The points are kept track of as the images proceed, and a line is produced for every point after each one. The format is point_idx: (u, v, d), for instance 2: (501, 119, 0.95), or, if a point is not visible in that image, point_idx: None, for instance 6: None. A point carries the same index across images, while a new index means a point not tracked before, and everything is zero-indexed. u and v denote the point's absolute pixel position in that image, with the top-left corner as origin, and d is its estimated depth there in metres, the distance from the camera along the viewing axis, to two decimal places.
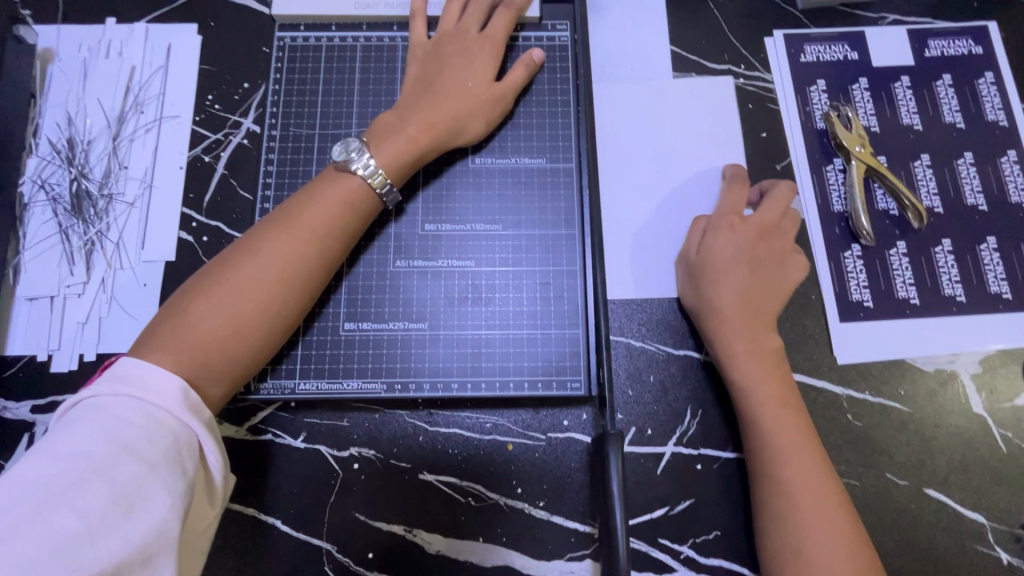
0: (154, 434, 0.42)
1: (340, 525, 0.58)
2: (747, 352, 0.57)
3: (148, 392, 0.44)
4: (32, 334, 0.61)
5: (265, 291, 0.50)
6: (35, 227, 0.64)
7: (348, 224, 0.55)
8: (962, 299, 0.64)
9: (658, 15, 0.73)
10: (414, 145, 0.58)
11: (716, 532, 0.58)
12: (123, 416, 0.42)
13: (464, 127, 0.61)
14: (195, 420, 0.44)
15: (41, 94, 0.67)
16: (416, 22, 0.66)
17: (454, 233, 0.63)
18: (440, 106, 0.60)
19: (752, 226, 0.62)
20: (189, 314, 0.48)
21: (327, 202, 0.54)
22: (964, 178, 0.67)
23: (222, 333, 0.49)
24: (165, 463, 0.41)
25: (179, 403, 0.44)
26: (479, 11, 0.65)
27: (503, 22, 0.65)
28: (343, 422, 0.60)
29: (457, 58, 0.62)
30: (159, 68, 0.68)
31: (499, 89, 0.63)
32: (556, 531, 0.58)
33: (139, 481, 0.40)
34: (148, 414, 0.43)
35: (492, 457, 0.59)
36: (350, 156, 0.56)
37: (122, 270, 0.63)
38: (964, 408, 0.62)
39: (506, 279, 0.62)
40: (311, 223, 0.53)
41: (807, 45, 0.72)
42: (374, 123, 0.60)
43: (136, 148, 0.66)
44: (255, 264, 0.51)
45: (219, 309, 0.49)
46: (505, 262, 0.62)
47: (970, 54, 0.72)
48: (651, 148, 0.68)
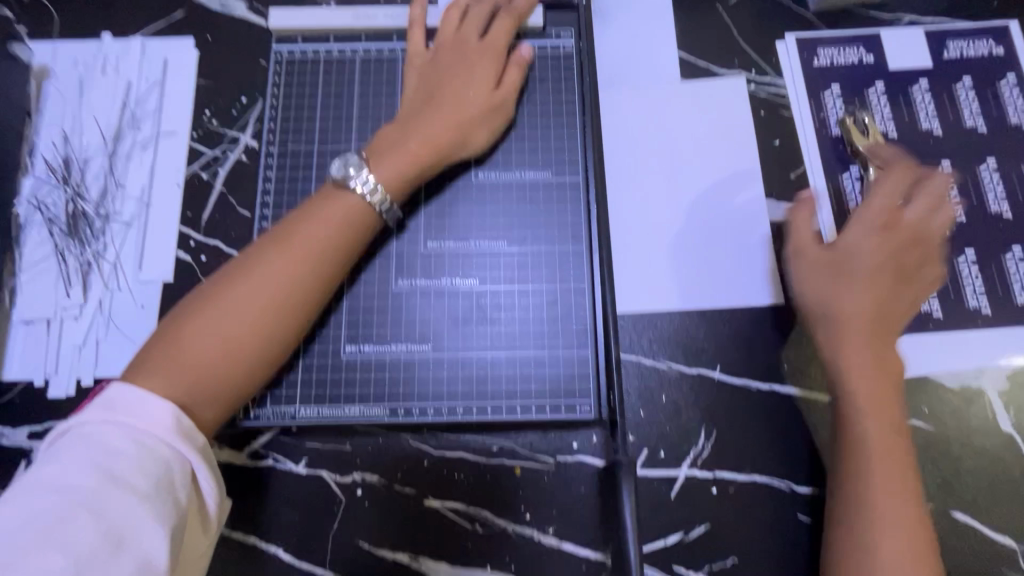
0: (144, 464, 0.40)
1: (344, 554, 0.56)
2: (878, 372, 0.53)
3: (140, 419, 0.42)
4: (28, 358, 0.60)
5: (262, 314, 0.49)
6: (31, 249, 0.62)
7: (346, 242, 0.53)
8: (988, 311, 0.61)
9: (664, 20, 0.71)
10: (415, 160, 0.56)
11: (734, 558, 0.56)
12: (113, 445, 0.41)
13: (466, 140, 0.60)
14: (188, 446, 0.43)
15: (37, 112, 0.66)
16: (415, 33, 0.64)
17: (453, 250, 0.61)
18: (442, 119, 0.58)
19: (905, 230, 0.57)
20: (182, 338, 0.47)
21: (324, 219, 0.53)
22: (987, 185, 0.65)
23: (218, 358, 0.47)
24: (155, 495, 0.40)
25: (171, 430, 0.42)
26: (479, 19, 0.63)
27: (502, 29, 0.63)
28: (345, 446, 0.58)
29: (458, 69, 0.61)
30: (155, 83, 0.67)
31: (499, 97, 0.61)
32: (566, 558, 0.56)
33: (131, 513, 0.39)
34: (139, 442, 0.41)
35: (499, 481, 0.57)
36: (349, 172, 0.54)
37: (119, 291, 0.61)
38: (991, 426, 0.59)
39: (512, 297, 0.60)
40: (308, 241, 0.52)
41: (820, 48, 0.70)
42: (374, 138, 0.58)
43: (133, 166, 0.65)
44: (251, 285, 0.49)
45: (214, 333, 0.47)
46: (511, 280, 0.60)
47: (990, 54, 0.69)
48: (661, 157, 0.66)
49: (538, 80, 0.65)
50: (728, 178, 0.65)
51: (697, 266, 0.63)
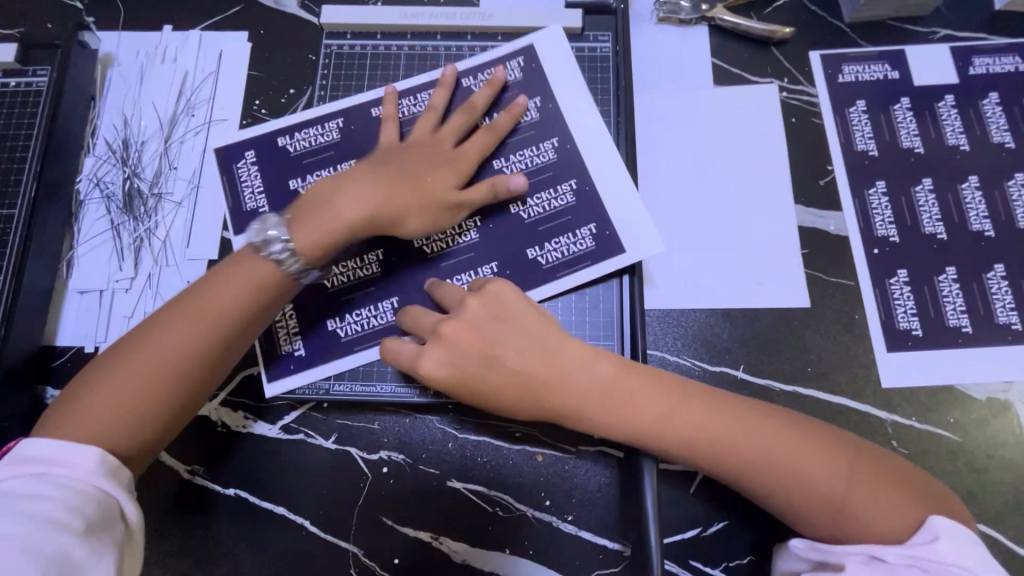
0: (78, 503, 0.43)
1: (368, 528, 0.58)
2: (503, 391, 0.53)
3: (64, 468, 0.45)
4: (81, 326, 0.63)
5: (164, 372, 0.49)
6: (88, 224, 0.66)
7: (253, 305, 0.52)
8: (1019, 327, 0.61)
9: (530, 45, 0.67)
10: (347, 226, 0.55)
11: (750, 556, 0.56)
12: (38, 492, 0.43)
13: (393, 225, 0.57)
14: (112, 482, 0.46)
15: (100, 97, 0.70)
16: (388, 125, 0.63)
17: (294, 125, 0.66)
18: (388, 191, 0.57)
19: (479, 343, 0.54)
20: (83, 403, 0.48)
21: (230, 287, 0.52)
22: (1015, 201, 0.65)
23: (126, 417, 0.48)
24: (96, 528, 0.43)
25: (93, 471, 0.45)
26: (459, 124, 0.62)
27: (478, 142, 0.61)
28: (373, 425, 0.60)
29: (422, 159, 0.59)
30: (210, 73, 0.71)
31: (455, 196, 0.59)
32: (584, 546, 0.57)
33: (68, 546, 0.41)
34: (62, 485, 0.43)
35: (521, 467, 0.59)
36: (268, 239, 0.53)
37: (168, 267, 0.65)
38: (1017, 440, 0.59)
39: (219, 147, 0.66)
40: (211, 308, 0.51)
41: (845, 64, 0.71)
42: (307, 193, 0.57)
43: (185, 150, 0.68)
44: (150, 352, 0.49)
45: (110, 395, 0.48)
46: (258, 193, 0.64)
47: (1017, 71, 0.69)
48: (691, 160, 0.67)
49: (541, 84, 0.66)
50: (759, 183, 0.66)
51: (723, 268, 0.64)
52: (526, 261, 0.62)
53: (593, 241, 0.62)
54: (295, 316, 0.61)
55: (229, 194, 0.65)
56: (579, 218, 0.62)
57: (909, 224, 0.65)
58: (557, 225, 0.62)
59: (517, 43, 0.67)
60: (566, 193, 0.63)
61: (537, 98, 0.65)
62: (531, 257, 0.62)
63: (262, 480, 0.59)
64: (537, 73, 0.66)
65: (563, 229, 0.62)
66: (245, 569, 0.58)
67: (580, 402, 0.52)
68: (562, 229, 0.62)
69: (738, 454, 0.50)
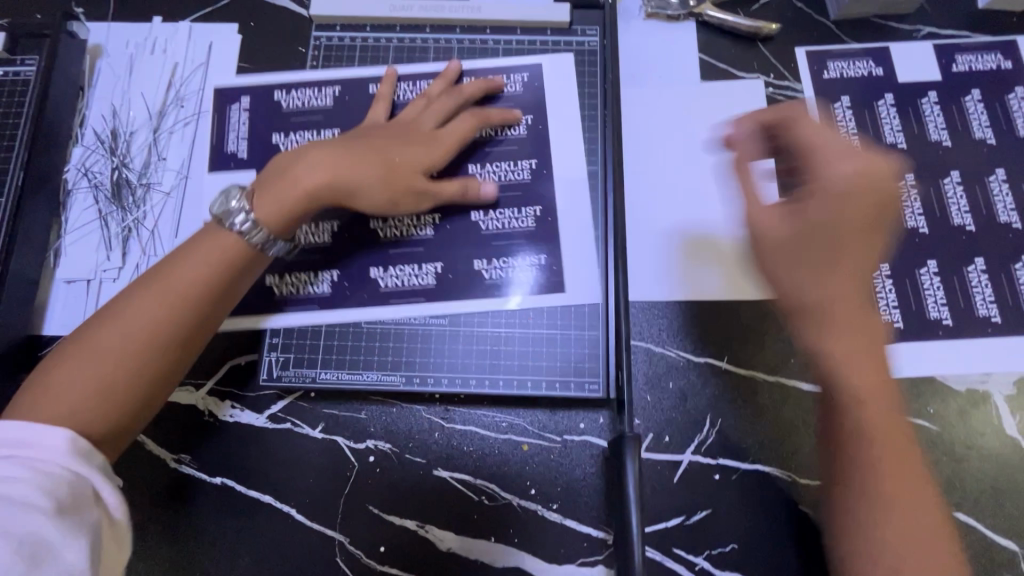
0: (50, 484, 0.41)
1: (354, 517, 0.58)
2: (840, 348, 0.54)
3: (34, 451, 0.43)
4: (68, 315, 0.63)
5: (138, 346, 0.48)
6: (76, 213, 0.66)
7: (228, 277, 0.52)
8: (998, 320, 0.62)
9: (540, 66, 0.68)
10: (307, 193, 0.55)
11: (734, 544, 0.57)
12: (7, 475, 0.41)
13: (352, 193, 0.57)
14: (86, 466, 0.44)
15: (89, 87, 0.70)
16: (379, 106, 0.65)
17: (294, 82, 0.68)
18: (352, 159, 0.57)
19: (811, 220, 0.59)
20: (51, 383, 0.46)
21: (204, 258, 0.52)
22: (996, 196, 0.66)
23: (101, 394, 0.47)
24: (68, 510, 0.41)
25: (67, 454, 0.43)
26: (443, 109, 0.63)
27: (459, 128, 0.62)
28: (360, 414, 0.61)
29: (398, 137, 0.60)
30: (200, 65, 0.71)
31: (421, 179, 0.59)
32: (569, 535, 0.57)
33: (40, 528, 0.39)
34: (34, 468, 0.42)
35: (506, 456, 0.59)
36: (229, 209, 0.54)
37: (156, 257, 0.65)
38: (997, 430, 0.60)
39: (218, 87, 0.69)
40: (185, 279, 0.51)
41: (830, 61, 0.72)
42: (268, 168, 0.57)
43: (175, 141, 0.69)
44: (122, 329, 0.48)
45: (83, 372, 0.47)
46: (241, 137, 0.67)
47: (998, 69, 0.70)
48: (678, 154, 0.68)
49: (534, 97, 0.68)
50: None
51: (709, 261, 0.65)
52: (470, 273, 0.62)
53: (541, 267, 0.62)
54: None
55: (215, 131, 0.68)
56: (532, 244, 0.63)
57: None
58: (509, 243, 0.63)
59: (528, 60, 0.68)
60: (527, 217, 0.63)
61: (531, 116, 0.66)
62: (477, 269, 0.63)
63: (248, 469, 0.60)
64: (540, 91, 0.67)
65: (511, 251, 0.63)
66: (232, 557, 0.58)
67: (846, 346, 0.54)
68: (513, 249, 0.63)
69: (845, 386, 0.53)
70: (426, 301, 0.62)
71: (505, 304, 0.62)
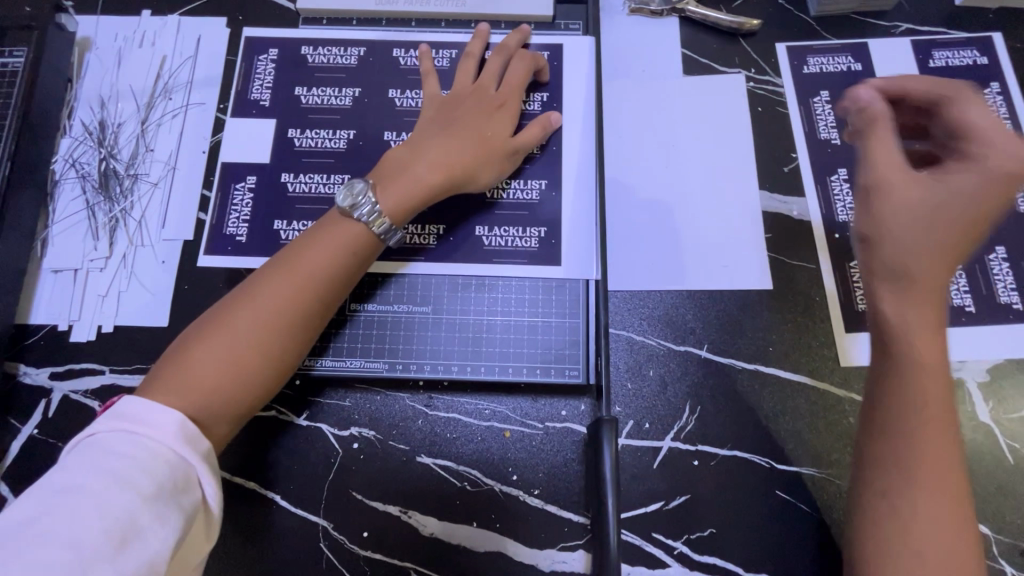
0: (154, 467, 0.42)
1: (338, 503, 0.59)
2: (912, 319, 0.46)
3: (149, 428, 0.44)
4: (55, 305, 0.64)
5: (270, 337, 0.51)
6: (64, 203, 0.67)
7: (348, 276, 0.55)
8: (972, 309, 0.63)
9: (559, 47, 0.69)
10: (430, 188, 0.58)
11: (712, 529, 0.58)
12: (122, 451, 0.43)
13: (475, 176, 0.60)
14: (193, 453, 0.45)
15: (77, 79, 0.71)
16: (429, 81, 0.65)
17: (321, 39, 0.70)
18: (464, 146, 0.60)
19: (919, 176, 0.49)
20: (191, 363, 0.49)
21: (328, 251, 0.54)
22: None
23: (231, 380, 0.49)
24: (163, 495, 0.42)
25: (176, 436, 0.44)
26: (497, 70, 0.65)
27: (516, 79, 0.65)
28: (345, 402, 0.61)
29: (477, 109, 0.62)
30: (188, 57, 0.72)
31: (512, 143, 0.62)
32: (549, 520, 0.58)
33: (135, 509, 0.40)
34: (146, 447, 0.43)
35: (489, 443, 0.60)
36: (356, 200, 0.56)
37: (143, 247, 0.66)
38: (969, 417, 0.61)
39: (248, 37, 0.71)
40: (311, 273, 0.53)
41: (810, 56, 0.73)
42: (383, 164, 0.60)
43: (163, 132, 0.69)
44: (252, 317, 0.51)
45: (218, 358, 0.49)
46: (265, 86, 0.69)
47: (975, 64, 0.72)
48: (660, 146, 0.69)
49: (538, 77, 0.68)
50: (725, 168, 0.68)
51: (690, 251, 0.66)
52: (471, 238, 0.64)
53: (538, 242, 0.64)
54: (251, 204, 0.65)
55: (242, 78, 0.69)
56: (533, 218, 0.64)
57: None
58: (510, 214, 0.65)
59: (548, 40, 0.70)
60: (532, 190, 0.65)
61: (546, 93, 0.68)
62: (477, 235, 0.64)
63: (232, 455, 0.60)
64: (558, 71, 0.69)
65: (510, 222, 0.64)
66: (215, 543, 0.58)
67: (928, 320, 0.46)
68: (512, 221, 0.64)
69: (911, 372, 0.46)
70: (423, 261, 0.64)
71: (507, 270, 0.63)
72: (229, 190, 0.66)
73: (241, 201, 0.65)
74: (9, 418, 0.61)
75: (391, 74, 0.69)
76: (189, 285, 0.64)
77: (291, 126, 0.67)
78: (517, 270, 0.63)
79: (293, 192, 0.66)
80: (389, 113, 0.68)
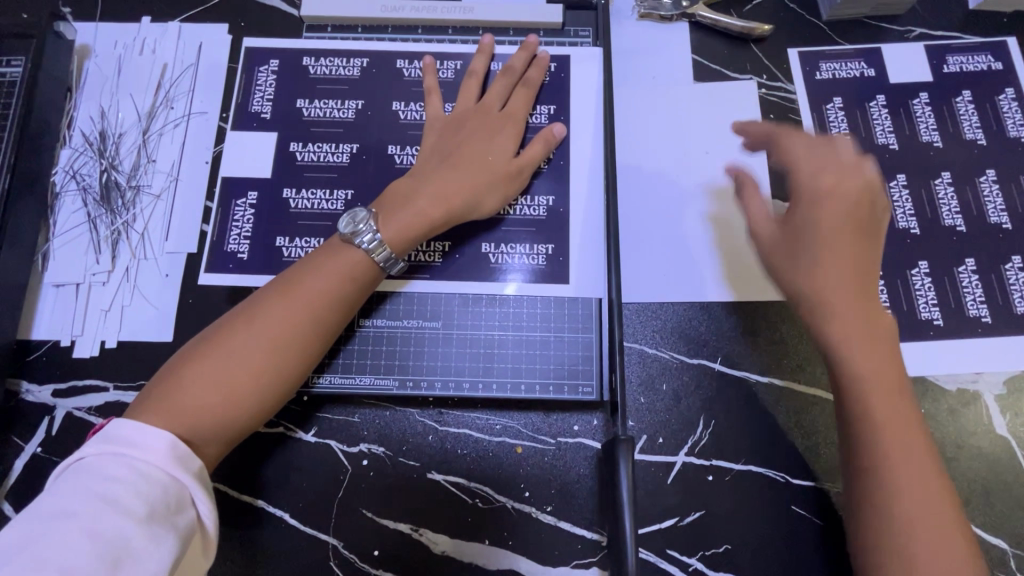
0: (144, 489, 0.42)
1: (348, 521, 0.58)
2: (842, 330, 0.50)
3: (139, 449, 0.44)
4: (57, 320, 0.63)
5: (264, 358, 0.50)
6: (64, 216, 0.65)
7: (345, 297, 0.55)
8: (988, 320, 0.62)
9: (567, 57, 0.68)
10: (431, 221, 0.58)
11: (727, 545, 0.57)
12: (111, 474, 0.42)
13: (479, 202, 0.60)
14: (185, 472, 0.44)
15: (77, 88, 0.69)
16: (432, 98, 0.65)
17: (324, 50, 0.69)
18: (466, 173, 0.59)
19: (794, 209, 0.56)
20: (184, 381, 0.49)
21: (326, 274, 0.54)
22: (986, 196, 0.66)
23: (221, 401, 0.49)
24: (155, 516, 0.41)
25: (167, 457, 0.44)
26: (501, 88, 0.65)
27: (521, 99, 0.65)
28: (354, 418, 0.60)
29: (478, 133, 0.62)
30: (190, 65, 0.70)
31: (517, 164, 0.62)
32: (562, 537, 0.57)
33: (128, 532, 0.40)
34: (136, 469, 0.42)
35: (501, 459, 0.59)
36: (357, 228, 0.56)
37: (146, 261, 0.64)
38: (986, 429, 0.60)
39: (249, 47, 0.69)
40: (310, 294, 0.53)
41: (822, 62, 0.72)
42: (386, 193, 0.59)
43: (165, 143, 0.68)
44: (248, 337, 0.50)
45: (210, 378, 0.49)
46: (266, 98, 0.67)
47: (990, 69, 0.71)
48: (671, 155, 0.68)
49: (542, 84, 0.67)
50: (736, 177, 0.67)
51: (700, 262, 0.65)
52: (477, 255, 0.63)
53: (545, 260, 0.63)
54: (253, 220, 0.64)
55: (241, 91, 0.68)
56: (541, 234, 0.63)
57: (884, 218, 0.66)
58: (517, 230, 0.64)
59: (555, 50, 0.69)
60: (540, 207, 0.64)
61: (553, 105, 0.67)
62: (483, 252, 0.63)
63: (237, 473, 0.59)
64: (565, 82, 0.68)
65: (518, 238, 0.63)
66: (223, 563, 0.57)
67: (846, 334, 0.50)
68: (520, 237, 0.63)
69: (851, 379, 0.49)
70: (428, 277, 0.63)
71: (501, 289, 0.63)
72: (230, 206, 0.64)
73: (242, 217, 0.64)
74: (12, 437, 0.60)
75: (395, 85, 0.68)
76: (194, 299, 0.63)
77: (293, 140, 0.66)
78: (519, 287, 0.62)
79: (296, 207, 0.64)
80: (394, 124, 0.67)
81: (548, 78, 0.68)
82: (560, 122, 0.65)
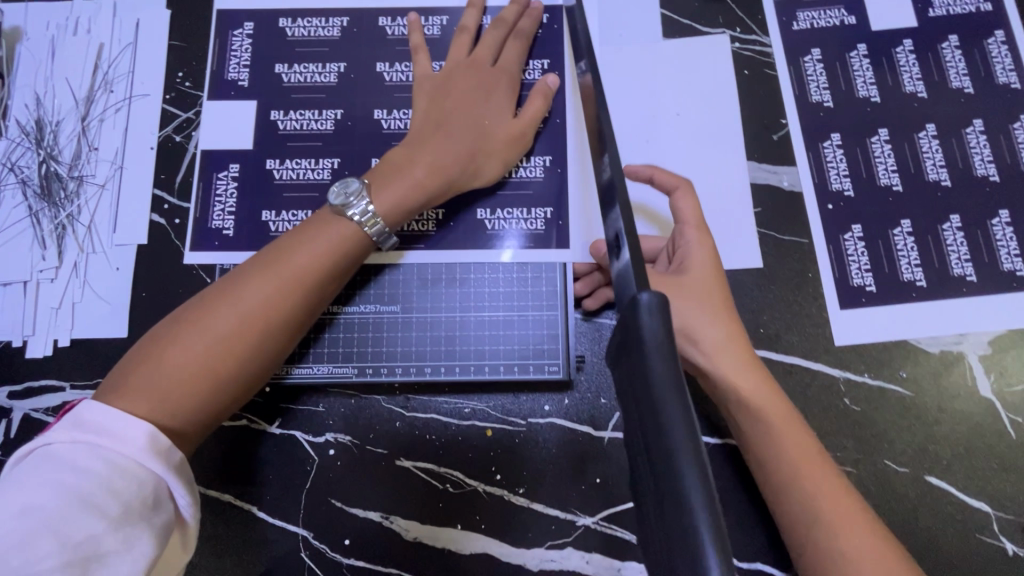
0: (118, 485, 0.39)
1: (317, 512, 0.57)
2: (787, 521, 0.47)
3: (111, 440, 0.41)
4: (7, 319, 0.61)
5: (251, 334, 0.48)
6: (6, 211, 0.63)
7: (335, 272, 0.52)
8: (974, 279, 0.60)
9: (560, 7, 0.65)
10: (424, 189, 0.55)
11: None
12: (82, 465, 0.40)
13: (478, 169, 0.58)
14: (162, 465, 0.42)
15: (9, 75, 0.66)
16: (420, 57, 0.62)
17: (301, 10, 0.65)
18: (460, 136, 0.57)
19: None
20: (165, 357, 0.46)
21: (317, 250, 0.52)
22: (973, 147, 0.63)
23: (207, 378, 0.47)
24: (129, 516, 0.39)
25: (142, 448, 0.41)
26: (492, 43, 0.61)
27: (515, 52, 0.62)
28: (318, 407, 0.59)
29: (473, 96, 0.59)
30: (127, 44, 0.66)
31: (517, 124, 0.59)
32: (536, 519, 0.56)
33: (99, 534, 0.38)
34: (110, 462, 0.40)
35: (470, 443, 0.58)
36: (348, 200, 0.53)
37: (95, 254, 0.62)
38: (970, 391, 0.58)
39: (221, 10, 0.66)
40: (299, 270, 0.51)
41: (799, 11, 0.67)
42: (379, 163, 0.56)
43: (107, 129, 0.64)
44: (235, 313, 0.48)
45: (194, 354, 0.47)
46: (243, 64, 0.64)
47: (978, 11, 0.66)
48: (639, 118, 0.64)
49: (536, 30, 0.64)
50: (708, 138, 0.64)
51: None
52: (473, 223, 0.61)
53: (543, 225, 0.61)
54: (236, 194, 0.61)
55: (216, 58, 0.65)
56: (539, 198, 0.61)
57: (865, 176, 0.63)
58: (514, 197, 0.61)
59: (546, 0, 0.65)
60: (536, 168, 0.62)
61: (546, 60, 0.64)
62: (479, 219, 0.61)
63: (205, 467, 0.58)
64: (559, 35, 0.64)
65: (514, 203, 0.61)
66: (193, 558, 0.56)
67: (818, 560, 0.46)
68: (517, 204, 0.61)
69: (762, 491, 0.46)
70: (423, 248, 0.61)
71: (495, 256, 0.60)
72: (211, 182, 0.62)
73: (225, 191, 0.61)
74: None
75: (379, 45, 0.64)
76: (148, 292, 0.61)
77: (273, 108, 0.63)
78: (514, 253, 0.60)
79: (281, 178, 0.62)
80: (378, 87, 0.63)
81: (541, 29, 0.64)
82: (555, 73, 0.63)
